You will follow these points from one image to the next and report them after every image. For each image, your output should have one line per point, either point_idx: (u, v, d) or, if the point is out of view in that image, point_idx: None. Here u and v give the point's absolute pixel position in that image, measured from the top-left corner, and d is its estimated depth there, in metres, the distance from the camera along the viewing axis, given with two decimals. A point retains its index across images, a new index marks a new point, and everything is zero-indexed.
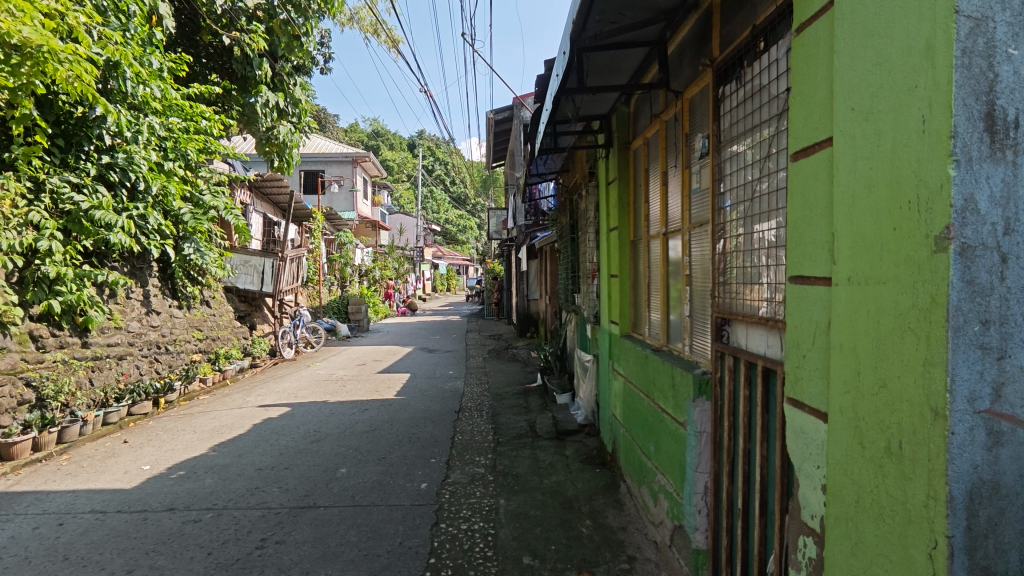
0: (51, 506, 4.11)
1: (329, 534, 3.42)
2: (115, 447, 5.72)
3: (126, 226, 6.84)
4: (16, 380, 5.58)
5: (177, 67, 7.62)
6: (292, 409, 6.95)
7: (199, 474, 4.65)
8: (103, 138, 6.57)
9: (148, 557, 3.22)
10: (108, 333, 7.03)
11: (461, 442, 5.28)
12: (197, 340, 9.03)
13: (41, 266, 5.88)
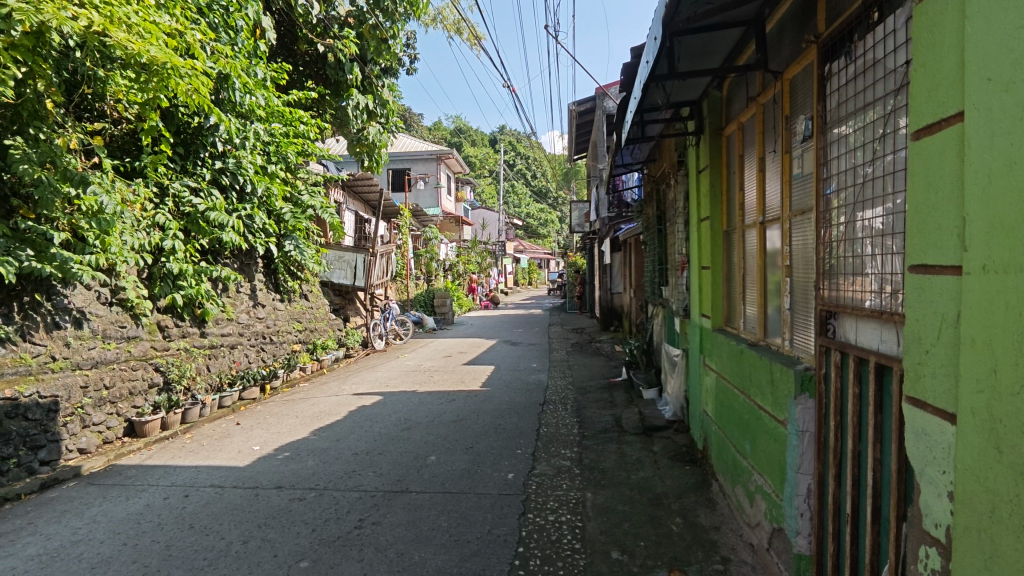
0: (178, 479, 4.56)
1: (421, 518, 3.56)
2: (230, 428, 6.25)
3: (236, 226, 7.44)
4: (147, 365, 6.24)
5: (279, 76, 8.16)
6: (383, 398, 7.28)
7: (303, 456, 4.99)
8: (216, 145, 7.16)
9: (261, 530, 3.49)
10: (222, 324, 7.68)
11: (547, 434, 5.31)
12: (298, 331, 9.67)
13: (166, 263, 6.54)
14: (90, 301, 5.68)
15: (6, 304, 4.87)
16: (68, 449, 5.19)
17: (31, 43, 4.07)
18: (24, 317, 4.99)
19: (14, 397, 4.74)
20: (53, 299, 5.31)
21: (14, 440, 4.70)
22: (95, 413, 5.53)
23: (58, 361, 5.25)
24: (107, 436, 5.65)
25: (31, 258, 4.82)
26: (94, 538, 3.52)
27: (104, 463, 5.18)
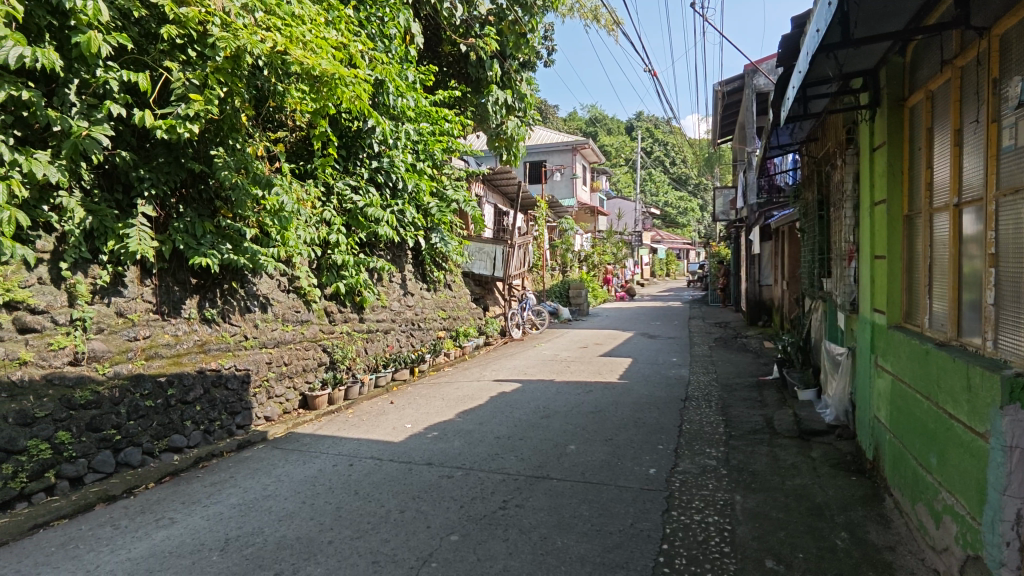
0: (344, 449, 5.08)
1: (562, 505, 3.62)
2: (385, 406, 6.81)
3: (390, 220, 8.07)
4: (317, 346, 7.02)
5: (427, 78, 8.69)
6: (522, 385, 7.49)
7: (449, 436, 5.30)
8: (373, 146, 7.80)
9: (415, 502, 3.78)
10: (378, 311, 8.39)
11: (690, 432, 5.11)
12: (442, 318, 10.26)
13: (332, 255, 7.29)
14: (273, 289, 6.55)
15: (211, 290, 5.80)
16: (257, 416, 6.00)
17: (230, 66, 4.74)
18: (223, 301, 5.92)
19: (218, 368, 5.62)
20: (246, 286, 6.21)
21: (218, 405, 5.54)
22: (276, 386, 6.33)
23: (250, 340, 6.13)
24: (287, 407, 6.44)
25: (228, 252, 5.62)
26: (279, 495, 4.04)
27: (285, 430, 5.90)
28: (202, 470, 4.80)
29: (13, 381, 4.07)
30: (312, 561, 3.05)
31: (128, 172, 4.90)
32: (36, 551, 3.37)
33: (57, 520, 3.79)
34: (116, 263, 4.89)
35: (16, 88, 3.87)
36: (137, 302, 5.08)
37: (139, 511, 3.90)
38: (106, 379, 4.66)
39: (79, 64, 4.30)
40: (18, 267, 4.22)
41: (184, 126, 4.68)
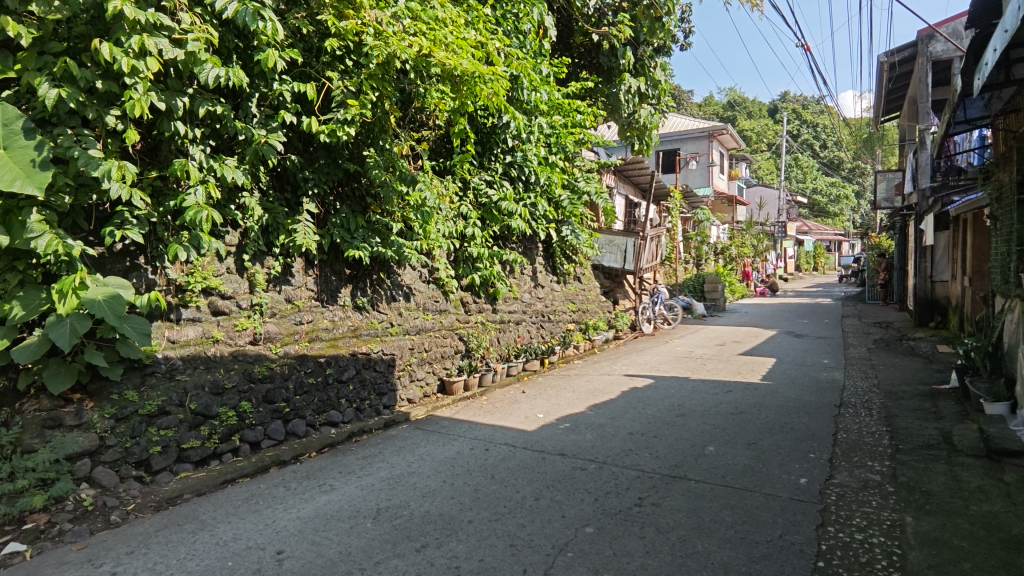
0: (480, 434, 5.29)
1: (702, 508, 3.46)
2: (517, 395, 6.96)
3: (523, 213, 8.23)
4: (454, 334, 7.36)
5: (560, 70, 8.74)
6: (655, 382, 7.28)
7: (581, 429, 5.30)
8: (507, 141, 8.02)
9: (550, 491, 3.83)
10: (510, 302, 8.62)
11: (847, 441, 4.64)
12: (572, 311, 10.26)
13: (468, 248, 7.59)
14: (415, 280, 7.01)
15: (362, 280, 6.35)
16: (402, 398, 6.38)
17: (381, 71, 5.10)
18: (372, 290, 6.45)
19: (368, 352, 6.12)
20: (392, 277, 6.71)
21: (368, 385, 5.97)
22: (418, 370, 6.71)
23: (395, 327, 6.59)
24: (427, 391, 6.78)
25: (378, 245, 6.07)
26: (422, 473, 4.31)
27: (425, 412, 6.23)
28: (356, 444, 5.23)
29: (208, 355, 4.83)
30: (454, 537, 3.22)
31: (296, 174, 5.48)
32: (227, 503, 3.91)
33: (241, 478, 4.37)
34: (286, 255, 5.54)
35: (212, 104, 4.49)
36: (302, 290, 5.71)
37: (305, 476, 4.38)
38: (277, 357, 5.31)
39: (259, 80, 4.88)
40: (211, 258, 4.96)
41: (343, 130, 5.12)
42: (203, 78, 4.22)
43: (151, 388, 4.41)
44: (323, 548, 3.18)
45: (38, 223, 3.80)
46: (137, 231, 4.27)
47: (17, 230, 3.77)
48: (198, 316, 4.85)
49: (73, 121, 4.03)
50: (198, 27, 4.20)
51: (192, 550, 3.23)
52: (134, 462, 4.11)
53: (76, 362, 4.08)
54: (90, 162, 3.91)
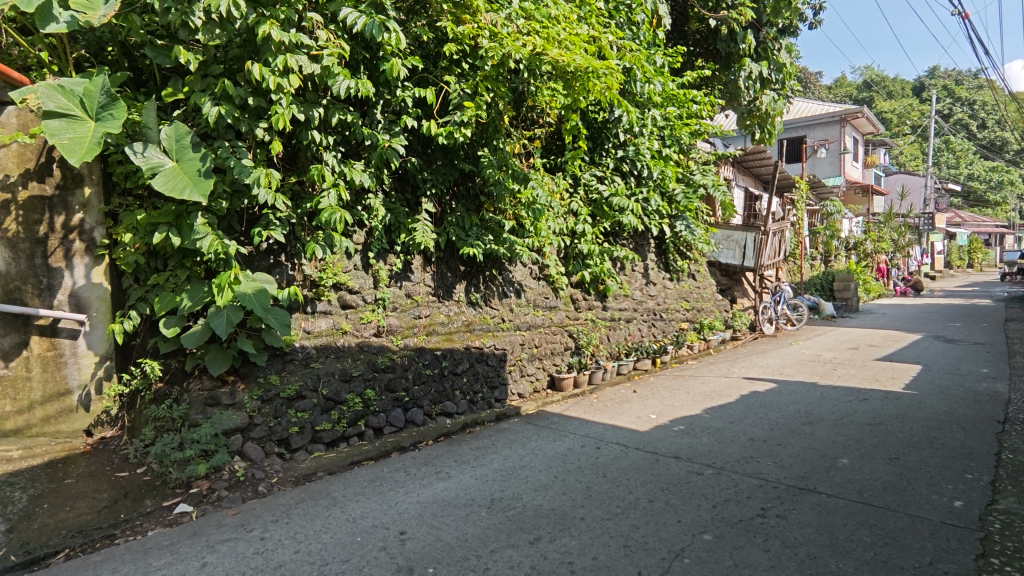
0: (591, 432, 5.27)
1: (835, 524, 3.20)
2: (628, 394, 6.82)
3: (635, 209, 8.03)
4: (564, 331, 7.36)
5: (675, 59, 8.47)
6: (778, 386, 6.82)
7: (697, 432, 5.11)
8: (619, 135, 7.91)
9: (664, 494, 3.73)
10: (621, 300, 8.49)
11: (1013, 463, 4.06)
12: (686, 310, 9.86)
13: (579, 244, 7.58)
14: (526, 277, 7.13)
15: (476, 277, 6.56)
16: (513, 392, 6.46)
17: (496, 72, 5.23)
18: (485, 286, 6.65)
19: (481, 346, 6.28)
20: (504, 274, 6.86)
21: (481, 379, 6.12)
22: (529, 366, 6.76)
23: (506, 322, 6.73)
24: (537, 386, 6.83)
25: (490, 242, 6.24)
26: (534, 467, 4.37)
27: (536, 408, 6.28)
28: (470, 435, 5.39)
29: (338, 345, 5.23)
30: (567, 533, 3.24)
31: (416, 175, 5.77)
32: (355, 483, 4.22)
33: (366, 460, 4.69)
34: (406, 253, 5.85)
35: (343, 113, 4.85)
36: (420, 286, 6.02)
37: (424, 463, 4.61)
38: (398, 349, 5.62)
39: (384, 88, 5.19)
40: (341, 256, 5.36)
41: (460, 131, 5.31)
42: (336, 89, 4.58)
43: (290, 373, 4.86)
44: (442, 532, 3.33)
45: (203, 225, 4.32)
46: (280, 231, 4.73)
47: (186, 232, 4.32)
48: (330, 309, 5.28)
49: (229, 134, 4.53)
50: (332, 43, 4.53)
51: (327, 524, 3.53)
52: (276, 440, 4.56)
53: (231, 347, 4.61)
54: (243, 170, 4.38)
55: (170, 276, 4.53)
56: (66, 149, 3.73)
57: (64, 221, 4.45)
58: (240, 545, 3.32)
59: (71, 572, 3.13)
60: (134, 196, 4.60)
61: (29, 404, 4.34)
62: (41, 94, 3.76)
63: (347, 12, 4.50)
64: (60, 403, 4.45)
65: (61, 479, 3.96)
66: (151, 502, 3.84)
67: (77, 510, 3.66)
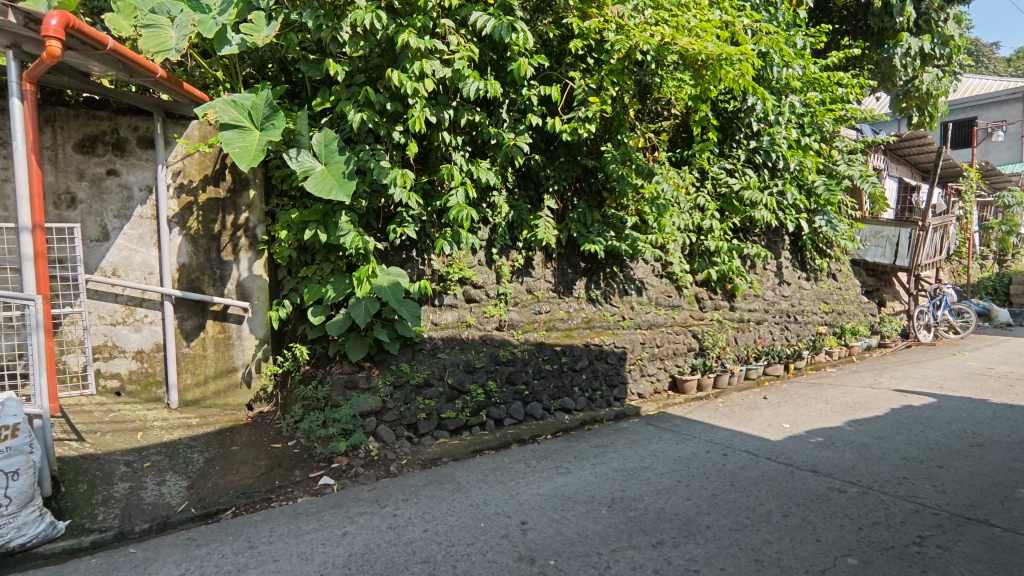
0: (717, 438, 5.03)
1: (1013, 563, 2.79)
2: (758, 401, 6.41)
3: (769, 204, 7.50)
4: (687, 331, 7.05)
5: (819, 40, 7.82)
6: (938, 402, 6.04)
7: (839, 446, 4.67)
8: (752, 125, 7.45)
9: (800, 509, 3.47)
10: (750, 300, 7.99)
11: None
12: (825, 312, 9.04)
13: (705, 241, 7.25)
14: (648, 274, 6.96)
15: (597, 274, 6.53)
16: (632, 391, 6.25)
17: (622, 65, 5.15)
18: (606, 283, 6.59)
19: (601, 343, 6.22)
20: (624, 271, 6.75)
21: (600, 376, 5.99)
22: (649, 366, 6.52)
23: (627, 320, 6.61)
24: (658, 387, 6.55)
25: (612, 239, 6.16)
26: (656, 469, 4.25)
27: (656, 409, 6.09)
28: (589, 432, 5.35)
29: (463, 338, 5.46)
30: (692, 540, 3.12)
31: (539, 172, 5.86)
32: (477, 471, 4.38)
33: (488, 449, 4.83)
34: (528, 249, 5.96)
35: (471, 114, 5.04)
36: (541, 282, 6.11)
37: (543, 456, 4.67)
38: (519, 343, 5.74)
39: (510, 88, 5.32)
40: (467, 252, 5.60)
41: (585, 127, 5.30)
42: (466, 92, 4.76)
43: (419, 361, 5.16)
44: (563, 526, 3.36)
45: (346, 223, 4.73)
46: (412, 228, 5.03)
47: (332, 229, 4.76)
48: (455, 303, 5.53)
49: (369, 138, 4.90)
50: (463, 46, 4.72)
51: (452, 508, 3.70)
52: (405, 424, 4.78)
53: (368, 335, 5.00)
54: (382, 171, 4.72)
55: (318, 269, 4.99)
56: (237, 156, 4.25)
57: (233, 219, 5.07)
58: (375, 519, 3.58)
59: (237, 527, 3.57)
60: (288, 197, 5.12)
61: (205, 378, 5.02)
62: (218, 109, 4.30)
63: (477, 16, 4.66)
64: (228, 379, 5.08)
65: (229, 445, 4.53)
66: (300, 472, 4.27)
67: (242, 474, 4.16)
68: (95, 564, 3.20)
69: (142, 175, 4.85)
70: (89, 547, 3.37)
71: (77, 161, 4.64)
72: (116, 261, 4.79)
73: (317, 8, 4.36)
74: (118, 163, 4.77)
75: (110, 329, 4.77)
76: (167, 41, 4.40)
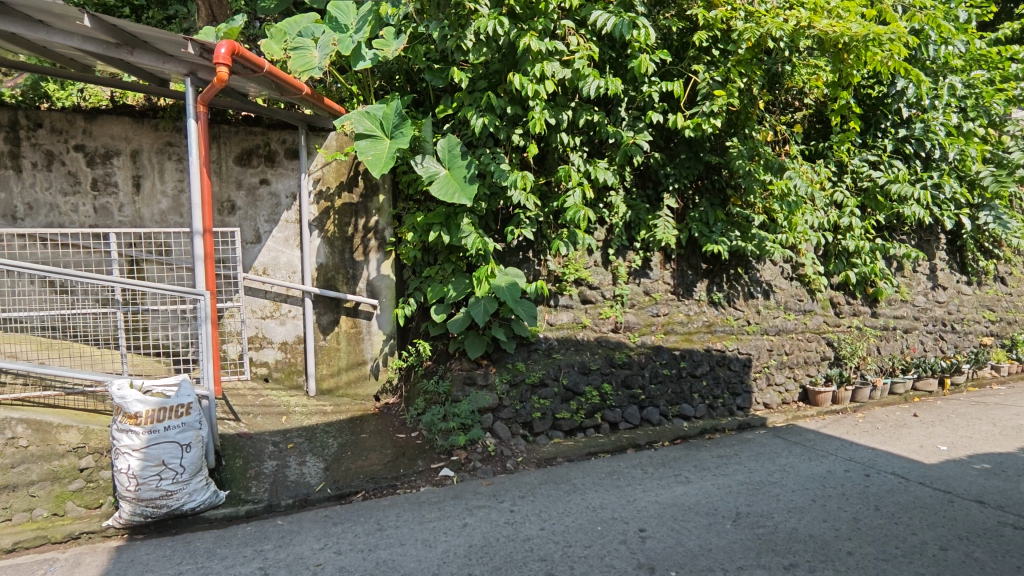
0: (857, 456, 4.58)
1: None
2: (906, 418, 5.76)
3: (922, 198, 6.70)
4: (821, 339, 6.51)
5: (986, 11, 6.89)
6: None
7: (1010, 475, 4.08)
8: (901, 111, 6.71)
9: (963, 544, 3.07)
10: (896, 305, 7.18)
11: None
12: (990, 322, 7.93)
13: (843, 240, 6.63)
14: (776, 276, 6.49)
15: (719, 275, 6.19)
16: (758, 401, 5.89)
17: (751, 55, 4.90)
18: (729, 285, 6.24)
19: (723, 349, 5.90)
20: (750, 272, 6.35)
21: (722, 383, 5.71)
22: (777, 374, 6.10)
23: (752, 325, 6.21)
24: (786, 397, 6.10)
25: (737, 239, 5.82)
26: (786, 485, 3.96)
27: (785, 421, 5.68)
28: (710, 441, 5.11)
29: (578, 339, 5.45)
30: (831, 566, 2.88)
31: (658, 171, 5.70)
32: (593, 473, 4.34)
33: (602, 452, 4.78)
34: (646, 249, 5.81)
35: (590, 114, 5.02)
36: (659, 284, 5.92)
37: (661, 463, 4.53)
38: (635, 346, 5.62)
39: (630, 85, 5.23)
40: (583, 253, 5.58)
41: (710, 122, 5.05)
42: (585, 91, 4.75)
43: (534, 361, 5.22)
44: (684, 536, 3.25)
45: (468, 225, 4.92)
46: (529, 230, 5.10)
47: (454, 231, 4.96)
48: (571, 304, 5.53)
49: (489, 142, 5.05)
50: (583, 46, 4.73)
51: (568, 508, 3.70)
52: (521, 422, 4.86)
53: (486, 334, 5.14)
54: (502, 174, 4.85)
55: (440, 269, 5.21)
56: (370, 164, 4.54)
57: (365, 223, 5.42)
58: (493, 513, 3.67)
59: (367, 510, 3.84)
60: (414, 201, 5.40)
61: (339, 369, 5.42)
62: (354, 120, 4.64)
63: (598, 14, 4.63)
64: (358, 371, 5.45)
65: (359, 432, 4.87)
66: (423, 462, 4.48)
67: (370, 460, 4.46)
68: (250, 531, 3.60)
69: (288, 184, 5.36)
70: (245, 515, 3.80)
71: (237, 173, 5.25)
72: (266, 261, 5.34)
73: (442, 19, 4.54)
74: (269, 173, 5.32)
75: (261, 322, 5.33)
76: (311, 61, 4.80)
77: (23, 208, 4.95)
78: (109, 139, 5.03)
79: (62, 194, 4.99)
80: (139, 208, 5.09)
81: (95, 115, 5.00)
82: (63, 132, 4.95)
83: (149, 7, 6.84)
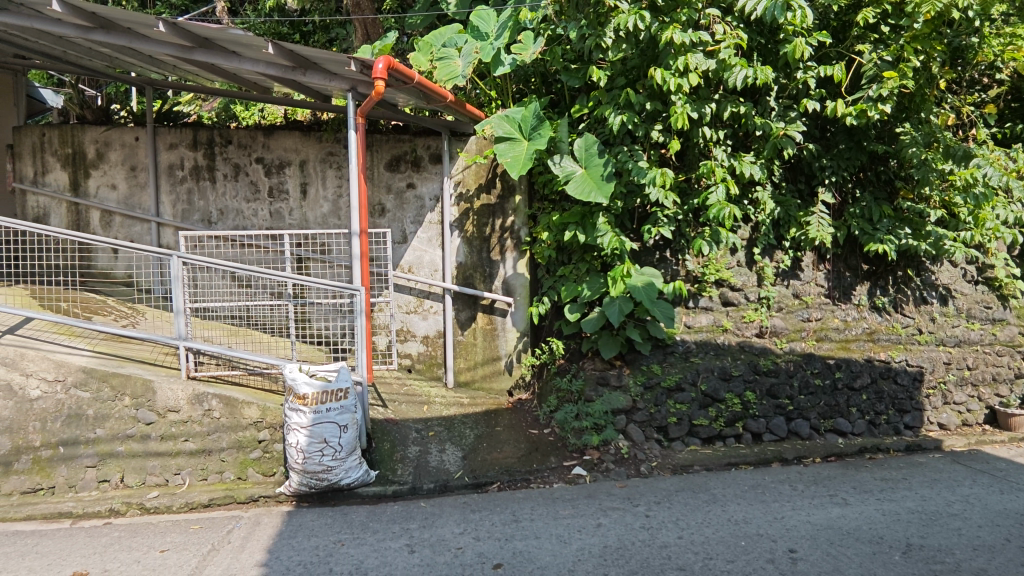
0: None
1: None
2: None
3: None
4: (1015, 353, 5.60)
5: None
6: None
7: None
8: None
9: None
10: None
11: None
12: None
13: None
14: (956, 280, 5.67)
15: (884, 277, 5.53)
16: (931, 421, 5.23)
17: (929, 29, 4.48)
18: (897, 289, 5.55)
19: (888, 360, 5.25)
20: (923, 275, 5.60)
21: (886, 398, 5.13)
22: (956, 392, 5.35)
23: (925, 335, 5.50)
24: (968, 419, 5.34)
25: (908, 237, 5.19)
26: (970, 518, 3.46)
27: (967, 445, 4.96)
28: (870, 462, 4.63)
29: (718, 342, 5.16)
30: None
31: (812, 163, 5.25)
32: (734, 485, 4.11)
33: (744, 464, 4.53)
34: (796, 249, 5.38)
35: (736, 105, 4.73)
36: (811, 286, 5.43)
37: (813, 481, 4.17)
38: (783, 352, 5.17)
39: (781, 72, 4.85)
40: (725, 252, 5.29)
41: (877, 108, 4.55)
42: (732, 81, 4.50)
43: (671, 364, 5.01)
44: (842, 563, 2.97)
45: (604, 224, 4.91)
46: (667, 228, 4.96)
47: (590, 230, 4.97)
48: (711, 306, 5.25)
49: (627, 140, 4.96)
50: (730, 34, 4.50)
51: (708, 519, 3.54)
52: (656, 426, 4.76)
53: (620, 334, 5.04)
54: (640, 172, 4.78)
55: (574, 269, 5.22)
56: (510, 165, 4.68)
57: (501, 223, 5.54)
58: (628, 516, 3.62)
59: (503, 500, 3.97)
60: (549, 200, 5.44)
61: (475, 363, 5.62)
62: (494, 124, 4.81)
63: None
64: (493, 366, 5.62)
65: (494, 425, 5.01)
66: (556, 459, 4.54)
67: (505, 453, 4.57)
68: (397, 510, 3.89)
69: (432, 187, 5.69)
70: (392, 495, 4.12)
71: (388, 178, 5.70)
72: (412, 260, 5.72)
73: (583, 19, 4.69)
74: (415, 177, 5.70)
75: (406, 317, 5.73)
76: (456, 69, 5.04)
77: (216, 213, 5.77)
78: (283, 151, 5.68)
79: (246, 201, 5.74)
80: (306, 212, 5.70)
81: (272, 130, 5.68)
82: (247, 146, 5.70)
83: (315, 31, 7.62)
